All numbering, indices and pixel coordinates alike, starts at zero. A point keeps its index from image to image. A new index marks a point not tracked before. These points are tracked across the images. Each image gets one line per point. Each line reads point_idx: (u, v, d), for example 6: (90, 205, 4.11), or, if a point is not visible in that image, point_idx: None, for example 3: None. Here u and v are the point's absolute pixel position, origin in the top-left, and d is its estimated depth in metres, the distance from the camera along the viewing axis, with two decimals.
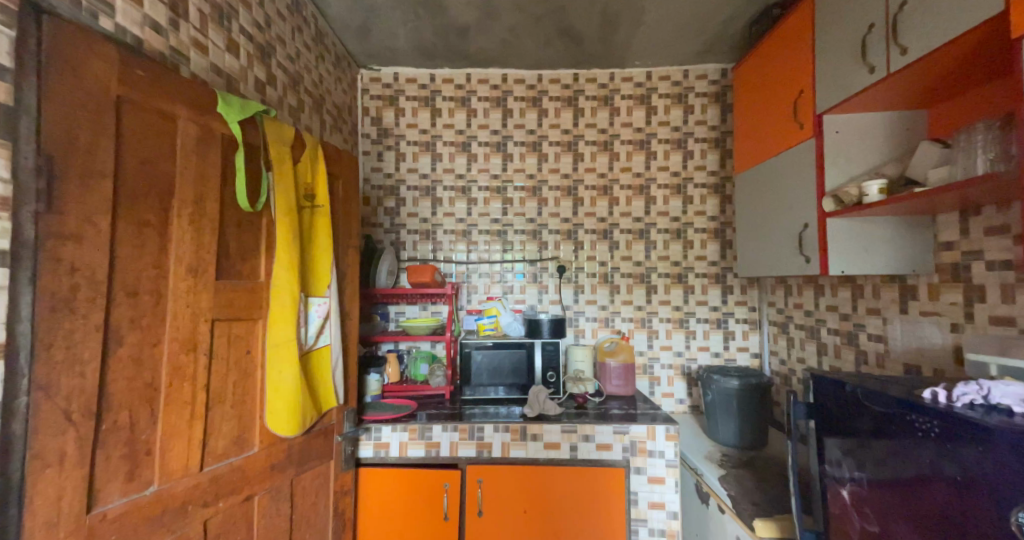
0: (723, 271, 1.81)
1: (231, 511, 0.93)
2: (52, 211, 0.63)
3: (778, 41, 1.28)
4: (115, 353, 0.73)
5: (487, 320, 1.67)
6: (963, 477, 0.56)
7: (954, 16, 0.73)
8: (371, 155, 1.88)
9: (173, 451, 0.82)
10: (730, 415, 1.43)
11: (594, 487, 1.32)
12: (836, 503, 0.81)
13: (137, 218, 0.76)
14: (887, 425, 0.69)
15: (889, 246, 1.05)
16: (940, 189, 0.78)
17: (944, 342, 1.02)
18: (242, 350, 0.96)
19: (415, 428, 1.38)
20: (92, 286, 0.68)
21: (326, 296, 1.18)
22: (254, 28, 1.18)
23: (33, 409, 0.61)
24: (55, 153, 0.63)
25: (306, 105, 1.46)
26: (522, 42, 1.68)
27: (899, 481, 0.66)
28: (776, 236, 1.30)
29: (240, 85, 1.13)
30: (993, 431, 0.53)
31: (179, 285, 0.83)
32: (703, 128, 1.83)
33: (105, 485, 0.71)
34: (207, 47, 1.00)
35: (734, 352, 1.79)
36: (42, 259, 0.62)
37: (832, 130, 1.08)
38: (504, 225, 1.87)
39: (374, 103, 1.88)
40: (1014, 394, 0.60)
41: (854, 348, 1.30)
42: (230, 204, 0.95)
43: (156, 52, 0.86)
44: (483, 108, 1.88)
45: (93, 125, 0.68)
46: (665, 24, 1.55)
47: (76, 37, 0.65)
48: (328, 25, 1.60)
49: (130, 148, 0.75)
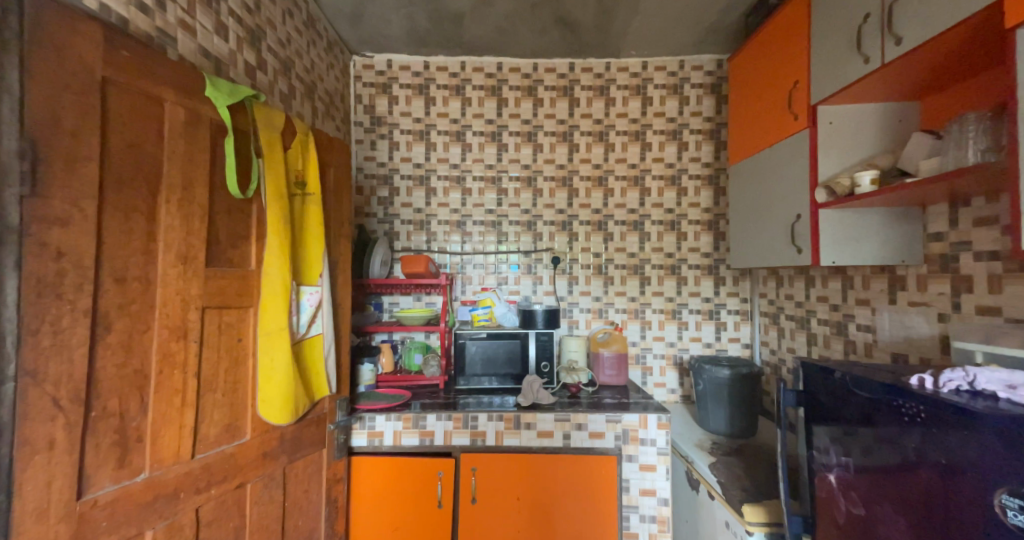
0: (715, 262, 1.82)
1: (223, 498, 0.93)
2: (37, 195, 0.62)
3: (774, 31, 1.27)
4: (104, 340, 0.72)
5: (482, 311, 1.70)
6: (947, 461, 0.57)
7: (948, 6, 0.73)
8: (364, 144, 1.86)
9: (164, 439, 0.81)
10: (721, 404, 1.45)
11: (587, 475, 1.34)
12: (822, 487, 0.82)
13: (125, 202, 0.74)
14: (875, 411, 0.70)
15: (879, 237, 1.06)
16: (930, 180, 0.79)
17: (931, 331, 1.03)
18: (232, 338, 0.96)
19: (409, 417, 1.39)
20: (79, 271, 0.67)
21: (319, 286, 1.17)
22: (243, 10, 1.16)
23: (21, 395, 0.60)
24: (39, 136, 0.61)
25: (297, 92, 1.44)
26: (518, 30, 1.66)
27: (885, 466, 0.67)
28: (769, 227, 1.31)
29: (229, 69, 1.10)
30: (978, 415, 0.54)
31: (169, 272, 0.81)
32: (698, 119, 1.83)
33: (95, 472, 0.70)
34: (194, 29, 0.98)
35: (725, 343, 1.81)
36: (27, 243, 0.61)
37: (826, 120, 1.08)
38: (498, 216, 1.86)
39: (367, 91, 1.86)
40: (1000, 380, 0.61)
41: (843, 338, 1.32)
42: (220, 190, 0.94)
43: (141, 32, 0.84)
44: (477, 97, 1.86)
45: (78, 106, 0.66)
46: (662, 13, 1.54)
47: (59, 15, 0.63)
48: (319, 10, 1.56)
49: (116, 131, 0.73)
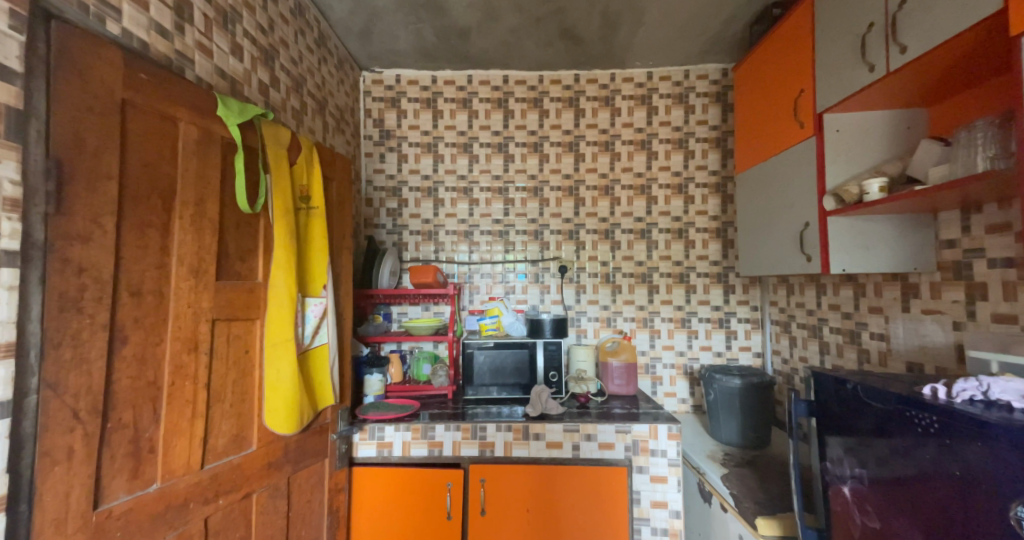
0: (724, 270, 1.81)
1: (230, 508, 0.94)
2: (60, 213, 0.64)
3: (778, 41, 1.28)
4: (120, 353, 0.74)
5: (489, 321, 1.69)
6: (963, 474, 0.56)
7: (951, 15, 0.73)
8: (373, 157, 1.90)
9: (175, 450, 0.83)
10: (732, 413, 1.43)
11: (598, 485, 1.33)
12: (837, 500, 0.81)
13: (141, 219, 0.77)
14: (888, 423, 0.69)
15: (888, 244, 1.05)
16: (939, 187, 0.78)
17: (946, 340, 1.02)
18: (241, 349, 0.98)
19: (418, 427, 1.39)
20: (99, 286, 0.69)
21: (323, 297, 1.19)
22: (257, 31, 1.20)
23: (42, 408, 0.62)
24: (64, 156, 0.64)
25: (309, 108, 1.48)
26: (523, 44, 1.69)
27: (899, 479, 0.66)
28: (776, 235, 1.30)
29: (244, 88, 1.14)
30: (993, 426, 0.53)
31: (181, 285, 0.84)
32: (704, 128, 1.84)
33: (109, 482, 0.72)
34: (211, 50, 1.01)
35: (736, 352, 1.79)
36: (51, 260, 0.63)
37: (832, 128, 1.08)
38: (506, 225, 1.88)
39: (376, 105, 1.90)
40: (1014, 391, 0.60)
41: (856, 347, 1.30)
42: (230, 205, 0.96)
43: (162, 56, 0.88)
44: (484, 109, 1.89)
45: (101, 127, 0.69)
46: (664, 25, 1.56)
47: (84, 42, 0.67)
48: (330, 28, 1.61)
49: (134, 150, 0.76)
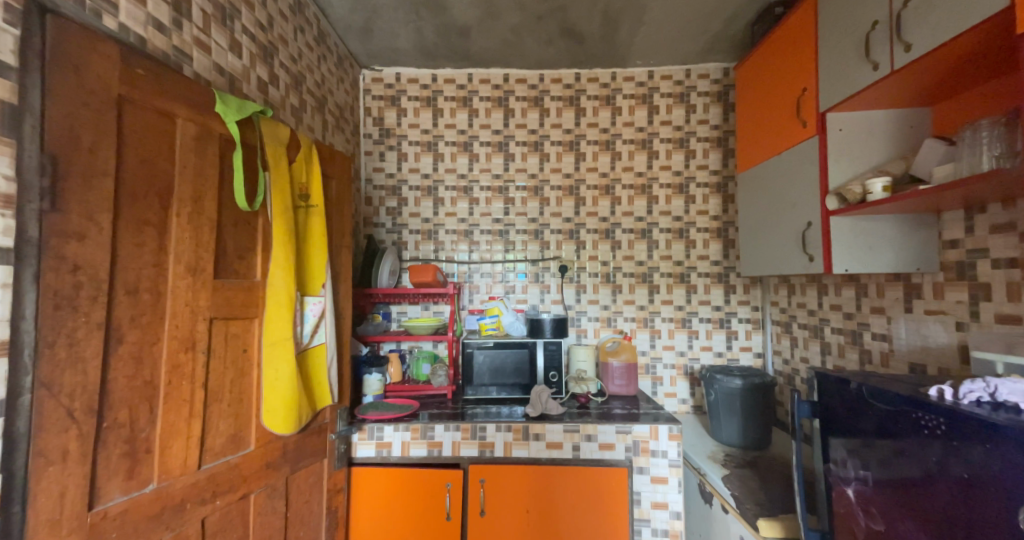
0: (725, 270, 1.80)
1: (227, 509, 0.93)
2: (55, 210, 0.63)
3: (780, 40, 1.27)
4: (116, 352, 0.73)
5: (489, 320, 1.68)
6: (970, 476, 0.56)
7: (958, 12, 0.72)
8: (373, 155, 1.89)
9: (173, 449, 0.82)
10: (733, 414, 1.42)
11: (598, 486, 1.32)
12: (841, 502, 0.80)
13: (138, 216, 0.76)
14: (893, 424, 0.68)
15: (891, 244, 1.04)
16: (943, 186, 0.77)
17: (949, 341, 1.01)
18: (238, 349, 0.97)
19: (417, 427, 1.38)
20: (95, 285, 0.68)
21: (321, 296, 1.18)
22: (256, 28, 1.19)
23: (36, 407, 0.61)
24: (59, 152, 0.63)
25: (308, 105, 1.47)
26: (524, 42, 1.68)
27: (905, 481, 0.66)
28: (778, 235, 1.29)
29: (242, 85, 1.13)
30: (1001, 428, 0.52)
31: (178, 284, 0.83)
32: (705, 127, 1.83)
33: (105, 482, 0.71)
34: (209, 46, 1.00)
35: (737, 352, 1.78)
36: (46, 257, 0.62)
37: (836, 127, 1.07)
38: (506, 224, 1.87)
39: (376, 103, 1.89)
40: (1022, 391, 0.59)
41: (858, 347, 1.30)
42: (228, 203, 0.95)
43: (160, 51, 0.87)
44: (484, 108, 1.88)
45: (96, 123, 0.68)
46: (666, 23, 1.55)
47: (79, 36, 0.65)
48: (329, 26, 1.60)
49: (130, 146, 0.75)
